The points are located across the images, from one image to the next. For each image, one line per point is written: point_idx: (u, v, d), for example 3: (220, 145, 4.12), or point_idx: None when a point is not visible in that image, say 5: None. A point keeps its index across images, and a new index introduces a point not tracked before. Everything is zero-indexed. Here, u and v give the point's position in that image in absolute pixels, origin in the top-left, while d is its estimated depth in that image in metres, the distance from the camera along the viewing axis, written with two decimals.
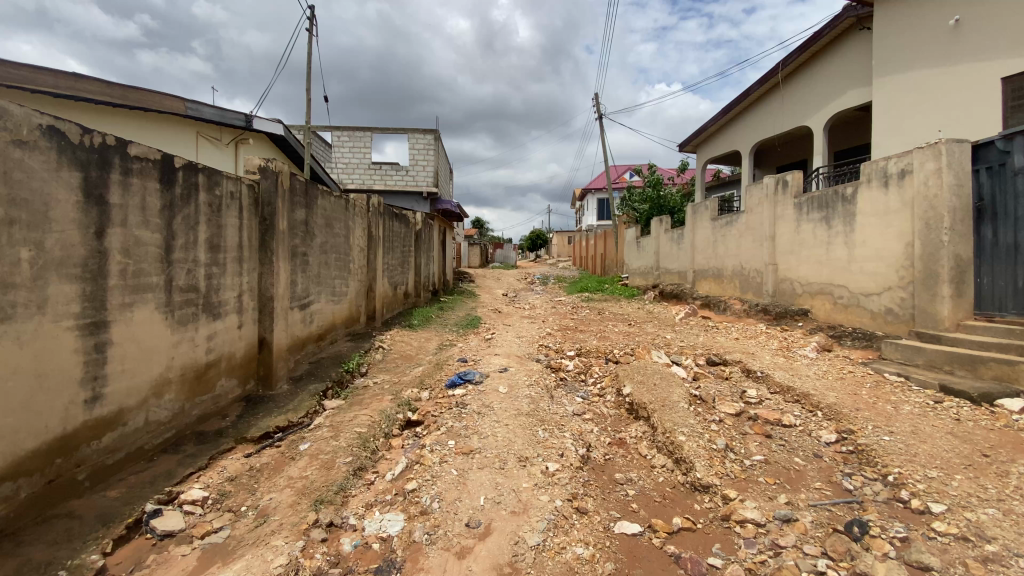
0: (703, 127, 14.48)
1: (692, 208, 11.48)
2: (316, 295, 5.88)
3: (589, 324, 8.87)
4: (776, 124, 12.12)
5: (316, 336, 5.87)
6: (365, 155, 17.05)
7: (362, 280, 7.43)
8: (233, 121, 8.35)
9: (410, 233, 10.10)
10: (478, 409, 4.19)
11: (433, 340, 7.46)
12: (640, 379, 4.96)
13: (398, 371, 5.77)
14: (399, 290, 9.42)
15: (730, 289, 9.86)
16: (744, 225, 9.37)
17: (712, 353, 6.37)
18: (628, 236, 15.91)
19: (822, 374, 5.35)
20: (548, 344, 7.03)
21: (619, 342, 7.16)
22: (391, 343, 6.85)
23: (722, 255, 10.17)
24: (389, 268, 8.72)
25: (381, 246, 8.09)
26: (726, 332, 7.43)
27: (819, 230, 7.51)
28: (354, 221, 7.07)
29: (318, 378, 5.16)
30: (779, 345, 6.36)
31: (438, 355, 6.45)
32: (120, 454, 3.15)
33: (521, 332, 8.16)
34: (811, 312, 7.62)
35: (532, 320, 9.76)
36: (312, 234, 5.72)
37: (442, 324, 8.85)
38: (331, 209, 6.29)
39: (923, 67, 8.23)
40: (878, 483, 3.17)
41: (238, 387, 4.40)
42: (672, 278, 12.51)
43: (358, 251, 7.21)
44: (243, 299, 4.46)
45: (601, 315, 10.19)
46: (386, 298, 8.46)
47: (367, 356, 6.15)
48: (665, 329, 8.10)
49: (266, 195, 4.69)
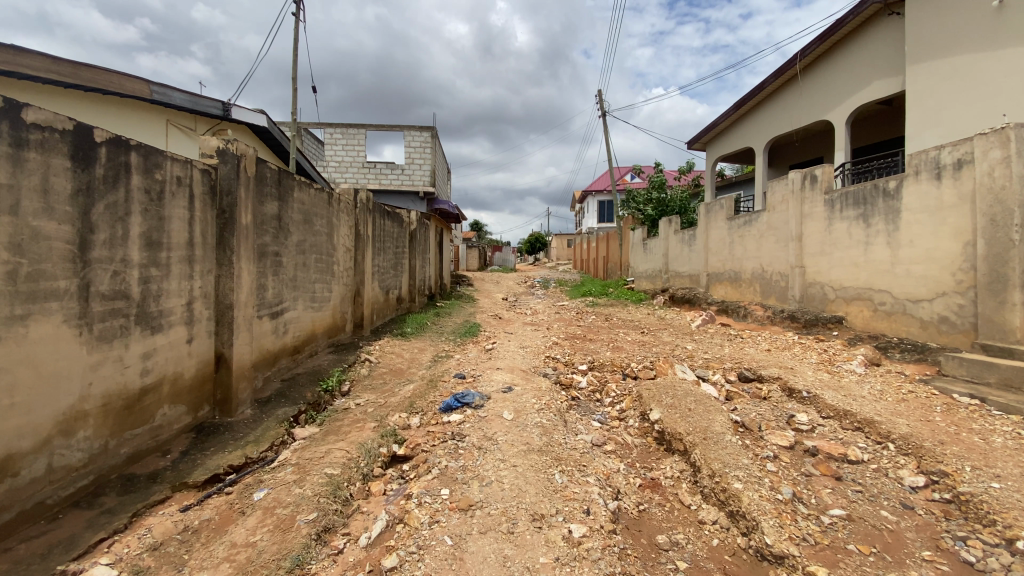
0: (713, 123, 13.77)
1: (704, 207, 10.71)
2: (291, 301, 5.10)
3: (599, 332, 8.09)
4: (793, 119, 11.42)
5: (290, 349, 5.08)
6: (359, 153, 16.27)
7: (348, 284, 6.65)
8: (208, 110, 7.53)
9: (403, 233, 9.33)
10: (478, 443, 3.43)
11: (427, 351, 6.66)
12: (670, 401, 4.19)
13: (386, 390, 4.99)
14: (391, 294, 8.62)
15: (749, 294, 9.10)
16: (766, 224, 8.61)
17: (743, 366, 5.60)
18: (634, 238, 15.15)
19: (879, 394, 4.59)
20: (556, 356, 6.25)
21: (635, 352, 6.39)
22: (379, 355, 6.06)
23: (740, 257, 9.41)
24: (380, 270, 7.94)
25: (370, 246, 7.29)
26: (754, 342, 6.67)
27: (855, 229, 6.77)
28: (338, 218, 6.28)
29: (289, 400, 4.37)
30: (820, 358, 5.60)
31: (433, 370, 5.67)
32: (6, 516, 2.35)
33: (524, 341, 7.38)
34: (845, 320, 6.87)
35: (536, 327, 8.97)
36: (286, 231, 4.95)
37: (437, 332, 8.07)
38: (311, 203, 5.50)
39: (965, 53, 7.46)
40: (1008, 554, 2.45)
41: (187, 415, 3.61)
42: (683, 282, 11.74)
43: (343, 251, 6.42)
44: (194, 307, 3.67)
45: (610, 322, 9.41)
46: (376, 303, 7.67)
47: (351, 372, 5.36)
48: (683, 338, 7.33)
49: (224, 183, 3.92)
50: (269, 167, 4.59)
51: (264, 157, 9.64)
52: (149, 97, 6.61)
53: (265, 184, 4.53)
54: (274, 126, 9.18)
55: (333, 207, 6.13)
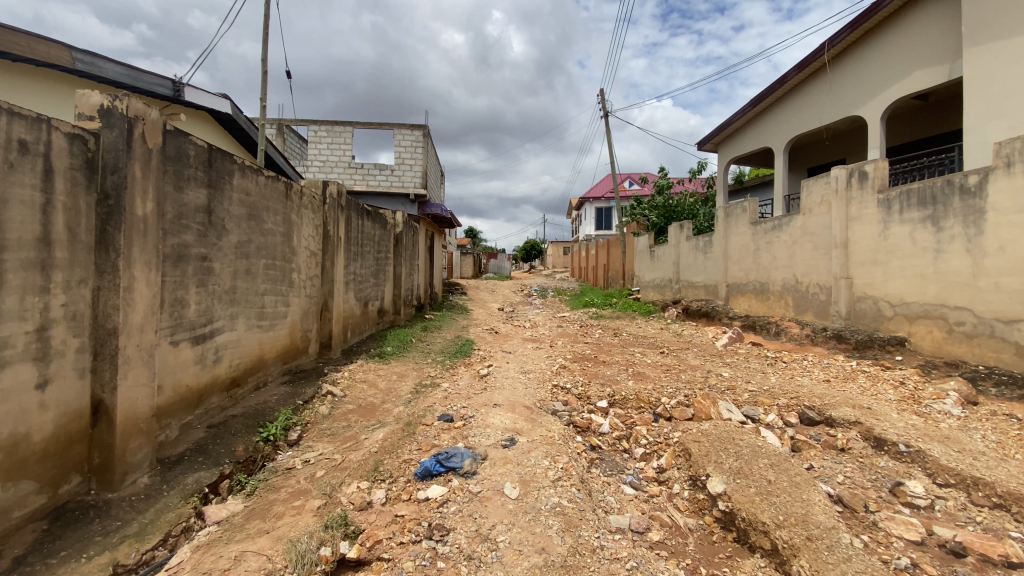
0: (728, 122, 12.73)
1: (723, 210, 9.62)
2: (225, 320, 3.89)
3: (611, 353, 6.93)
4: (819, 116, 10.39)
5: (223, 382, 3.87)
6: (345, 151, 15.10)
7: (313, 295, 5.46)
8: (151, 86, 6.38)
9: (386, 236, 8.16)
10: (467, 547, 2.26)
11: (408, 378, 5.45)
12: (734, 466, 3.04)
13: (349, 437, 3.81)
14: (370, 306, 7.42)
15: (780, 309, 7.99)
16: (802, 229, 7.52)
17: (804, 404, 4.45)
18: (640, 245, 14.03)
19: (1001, 450, 3.48)
20: (566, 387, 5.08)
21: (662, 381, 5.23)
22: (348, 386, 4.86)
23: (768, 266, 8.31)
24: (356, 278, 6.75)
25: (343, 250, 6.08)
26: (803, 369, 5.55)
27: (920, 233, 5.71)
28: (299, 214, 5.07)
29: (208, 460, 3.16)
30: (898, 395, 4.48)
31: (413, 406, 4.49)
32: None
33: (525, 364, 6.19)
34: (909, 341, 5.78)
35: (538, 345, 7.80)
36: (219, 228, 3.77)
37: (424, 350, 6.88)
38: (258, 195, 4.33)
39: (1013, 35, 6.33)
40: None
41: (36, 496, 2.41)
42: (697, 293, 10.65)
43: (305, 255, 5.21)
44: (49, 336, 2.49)
45: (622, 340, 8.26)
46: (350, 318, 6.49)
47: (306, 412, 4.16)
48: (715, 362, 6.20)
49: (110, 156, 2.75)
50: (191, 142, 3.43)
51: (229, 151, 8.51)
52: (73, 68, 5.47)
53: (185, 165, 3.38)
54: (239, 113, 8.05)
55: (293, 201, 4.94)
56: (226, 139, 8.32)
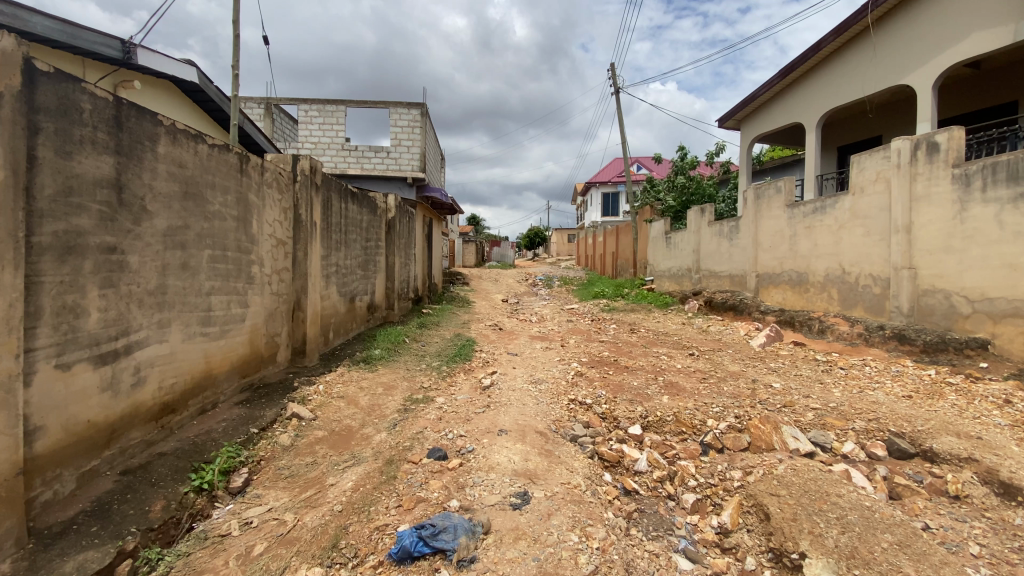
0: (753, 97, 11.60)
1: (753, 191, 8.60)
2: (151, 330, 3.00)
3: (633, 355, 6.00)
4: (860, 86, 9.29)
5: (149, 411, 2.99)
6: (337, 132, 14.06)
7: (283, 292, 4.54)
8: (95, 46, 5.42)
9: (375, 221, 7.21)
10: None
11: (396, 390, 4.53)
12: (845, 549, 2.16)
13: (314, 481, 2.94)
14: (358, 302, 6.52)
15: (822, 303, 7.04)
16: (851, 211, 6.54)
17: (890, 430, 3.56)
18: (654, 231, 13.02)
19: None
20: (587, 403, 4.18)
21: (703, 395, 4.29)
22: (321, 405, 3.96)
23: (808, 254, 7.34)
24: (339, 270, 5.82)
25: (321, 239, 5.16)
26: (870, 379, 4.61)
27: (1009, 214, 4.75)
28: (259, 194, 4.14)
29: (105, 531, 2.27)
30: (1009, 420, 3.57)
31: (399, 431, 3.60)
32: None
33: (534, 370, 5.27)
34: (993, 345, 4.85)
35: (548, 345, 6.88)
36: (135, 209, 2.86)
37: (418, 352, 5.97)
38: (199, 168, 3.40)
39: None
40: None
41: None
42: (720, 283, 9.70)
43: (270, 244, 4.30)
44: None
45: (642, 338, 7.34)
46: (332, 316, 5.57)
47: (260, 446, 3.27)
48: (758, 368, 5.25)
49: None
50: (84, 91, 2.51)
51: (197, 128, 7.55)
52: None
53: (72, 122, 2.45)
54: (207, 83, 7.09)
55: (252, 178, 4.02)
56: (193, 113, 7.35)
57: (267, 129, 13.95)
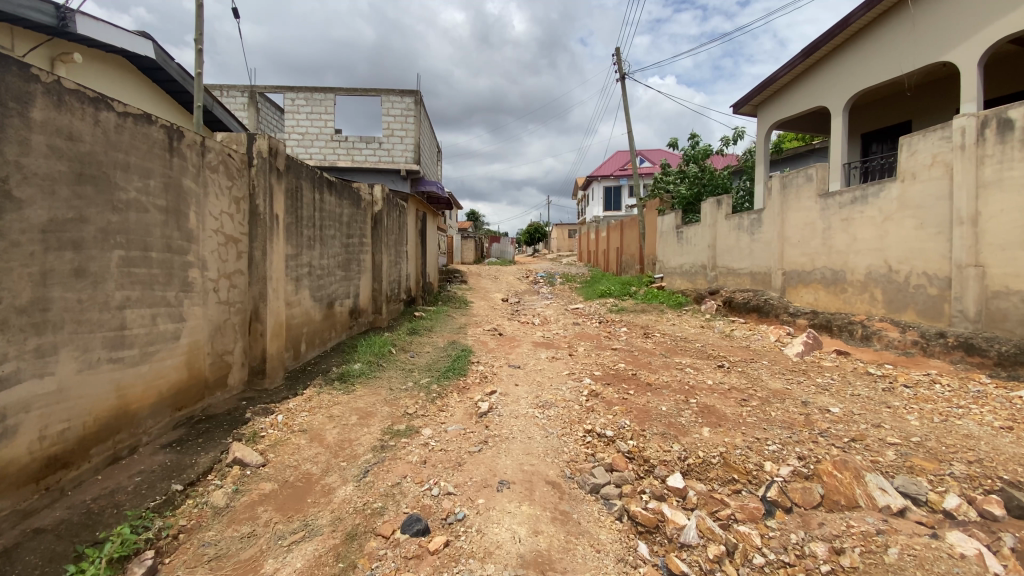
0: (772, 80, 10.77)
1: (780, 179, 7.77)
2: (23, 361, 2.20)
3: (652, 368, 5.19)
4: (894, 65, 8.46)
5: (24, 471, 2.18)
6: (326, 121, 13.18)
7: (236, 301, 3.72)
8: (23, 10, 4.56)
9: (358, 214, 6.38)
10: None
11: (374, 418, 3.71)
12: None
13: (246, 566, 2.15)
14: (337, 307, 5.72)
15: (863, 305, 6.23)
16: (900, 200, 5.73)
17: (1003, 479, 2.77)
18: (664, 225, 12.19)
19: None
20: (608, 436, 3.38)
21: (749, 424, 3.48)
22: (275, 444, 3.15)
23: (845, 249, 6.52)
24: (312, 271, 4.99)
25: (286, 235, 4.34)
26: (949, 405, 3.79)
27: None
28: (198, 180, 3.32)
29: None
30: None
31: (371, 483, 2.80)
32: None
33: (540, 389, 4.44)
34: None
35: (554, 354, 6.06)
36: None
37: (405, 366, 5.14)
38: (103, 143, 2.59)
39: None
40: None
41: None
42: (740, 282, 8.90)
43: (215, 243, 3.48)
44: None
45: (660, 345, 6.52)
46: (302, 325, 4.75)
47: (181, 512, 2.47)
48: (805, 386, 4.44)
49: None
50: None
51: (151, 113, 6.69)
52: None
53: None
54: (165, 60, 6.24)
55: (188, 160, 3.20)
56: (145, 94, 6.48)
57: (251, 119, 13.10)
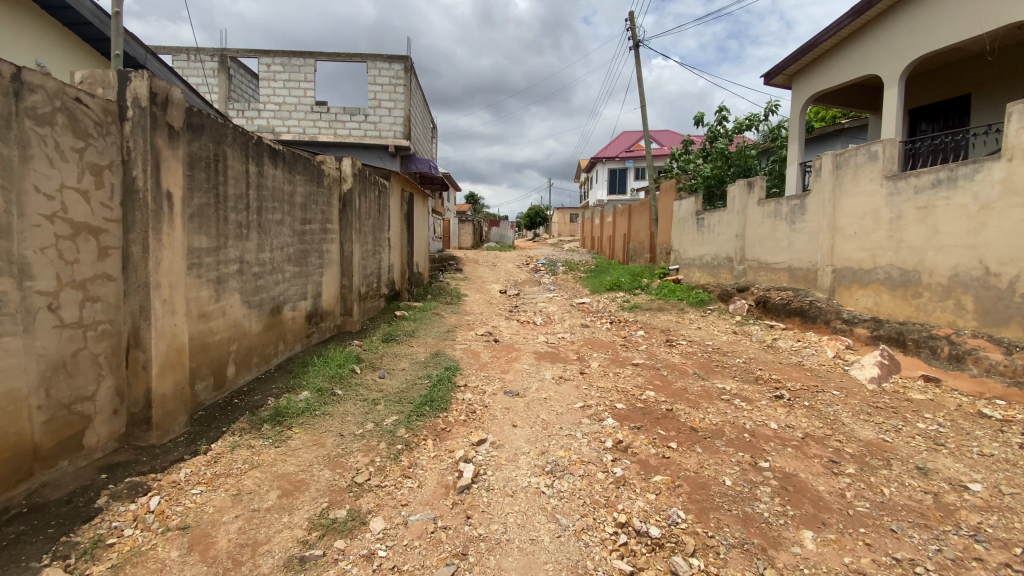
0: (813, 44, 9.41)
1: (833, 158, 6.47)
2: None
3: (691, 400, 3.98)
4: (960, 26, 7.12)
5: None
6: (305, 90, 11.79)
7: (95, 323, 2.49)
8: None
9: (318, 192, 5.10)
10: None
11: (303, 496, 2.52)
12: None
13: None
14: (287, 312, 4.50)
15: (945, 315, 5.04)
16: (1005, 185, 4.48)
17: None
18: (682, 211, 10.88)
19: None
20: (656, 539, 2.19)
21: (868, 522, 2.28)
22: (124, 565, 1.96)
23: (921, 244, 5.28)
24: (243, 269, 3.75)
25: (191, 222, 3.08)
26: None
27: None
28: (5, 133, 2.06)
29: None
30: None
31: None
32: None
33: (547, 437, 3.25)
34: None
35: (563, 371, 4.83)
36: None
37: (366, 395, 3.91)
38: None
39: None
40: None
41: None
42: (775, 278, 7.68)
43: (46, 235, 2.24)
44: None
45: (691, 360, 5.32)
46: (226, 342, 3.52)
47: None
48: (909, 438, 3.24)
49: None
50: None
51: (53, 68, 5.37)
52: None
53: None
54: None
55: None
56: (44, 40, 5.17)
57: (221, 87, 11.72)
